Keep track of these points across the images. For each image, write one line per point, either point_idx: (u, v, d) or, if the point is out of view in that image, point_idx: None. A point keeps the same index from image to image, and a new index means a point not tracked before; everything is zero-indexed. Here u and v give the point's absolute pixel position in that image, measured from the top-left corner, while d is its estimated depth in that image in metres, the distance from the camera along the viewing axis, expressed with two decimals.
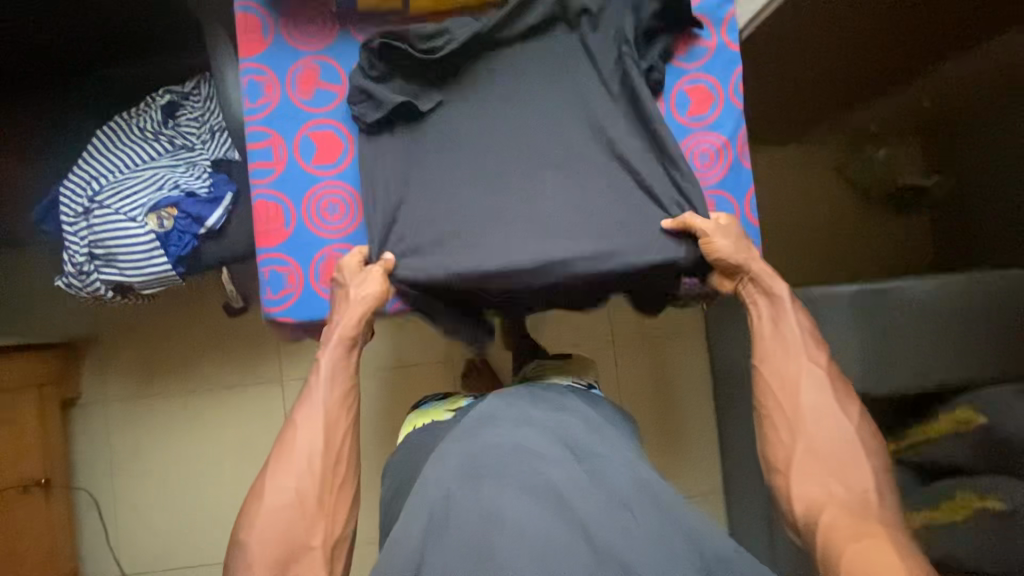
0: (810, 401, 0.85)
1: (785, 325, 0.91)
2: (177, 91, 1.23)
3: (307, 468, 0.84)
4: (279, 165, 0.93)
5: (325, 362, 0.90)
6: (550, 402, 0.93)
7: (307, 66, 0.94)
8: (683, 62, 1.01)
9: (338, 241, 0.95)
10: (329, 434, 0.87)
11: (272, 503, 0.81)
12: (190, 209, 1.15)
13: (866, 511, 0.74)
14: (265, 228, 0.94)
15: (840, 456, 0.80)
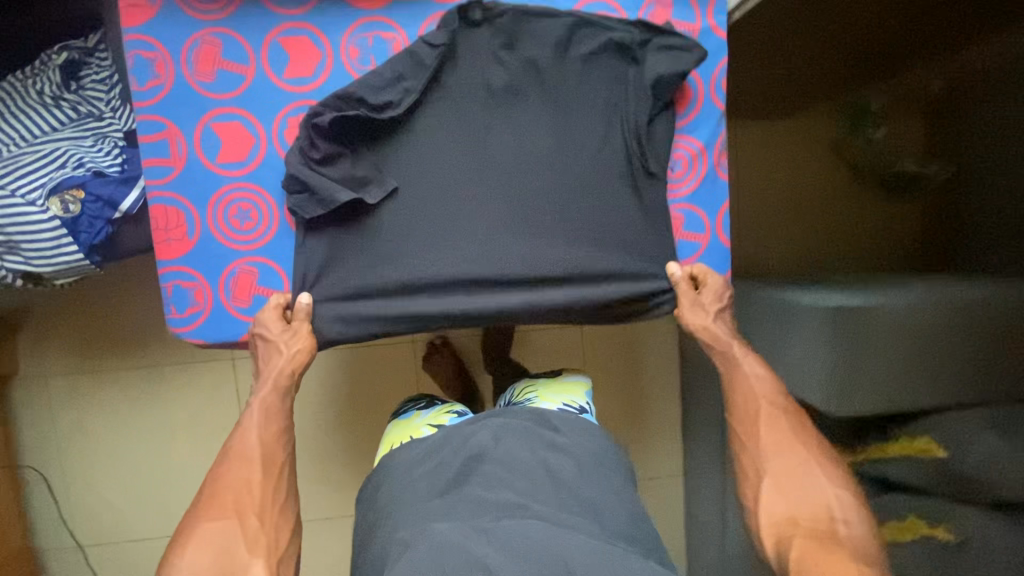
0: (768, 433, 0.87)
1: (741, 373, 0.94)
2: (78, 48, 1.07)
3: (246, 491, 0.84)
4: (178, 164, 0.76)
5: (258, 403, 0.92)
6: (538, 441, 0.91)
7: (205, 41, 0.75)
8: (683, 110, 0.83)
9: (252, 254, 0.79)
10: (267, 462, 0.87)
11: (212, 524, 0.79)
12: (100, 191, 1.02)
13: (832, 540, 0.73)
14: (164, 237, 0.78)
15: (805, 489, 0.80)
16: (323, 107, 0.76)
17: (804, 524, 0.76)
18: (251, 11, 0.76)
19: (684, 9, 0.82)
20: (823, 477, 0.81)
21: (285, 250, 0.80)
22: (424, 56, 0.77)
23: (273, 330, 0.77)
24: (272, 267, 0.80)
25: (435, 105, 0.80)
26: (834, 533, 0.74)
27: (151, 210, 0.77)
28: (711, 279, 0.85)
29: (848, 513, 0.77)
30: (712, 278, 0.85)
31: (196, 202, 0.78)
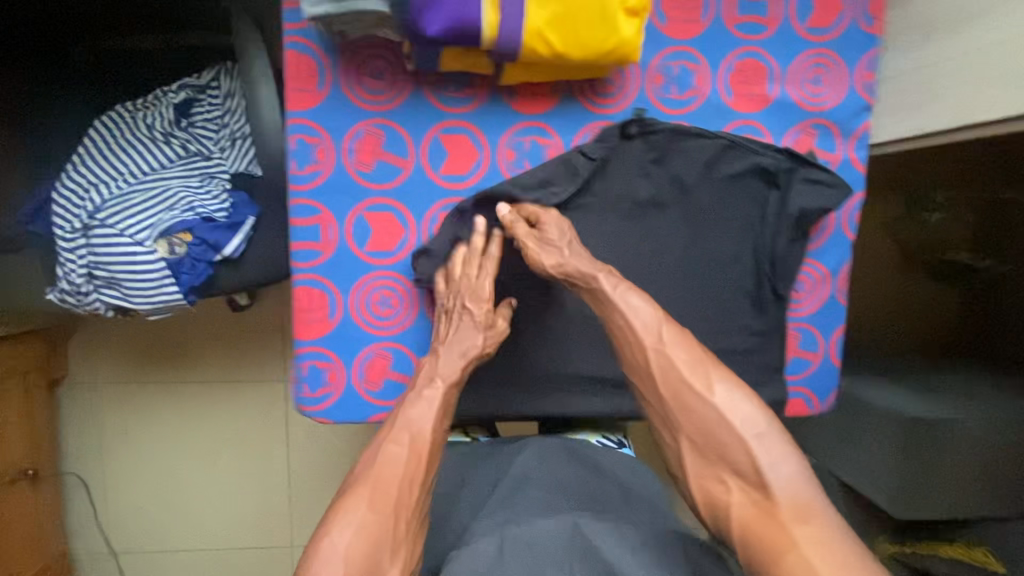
0: (663, 377, 0.68)
1: (619, 318, 0.72)
2: (193, 85, 1.05)
3: (403, 486, 0.64)
4: (328, 249, 0.77)
5: (440, 394, 0.71)
6: (582, 464, 0.78)
7: (369, 131, 0.75)
8: (814, 240, 0.85)
9: (389, 340, 0.81)
10: (434, 464, 0.67)
11: (363, 519, 0.60)
12: (206, 236, 0.99)
13: (771, 503, 0.60)
14: (305, 317, 0.79)
15: (720, 435, 0.64)
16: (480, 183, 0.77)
17: (734, 489, 0.63)
18: (415, 106, 0.76)
19: (828, 138, 0.83)
20: (741, 423, 0.64)
21: (421, 338, 0.81)
22: (579, 167, 0.79)
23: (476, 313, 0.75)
24: (406, 354, 0.82)
25: (576, 212, 0.81)
26: (768, 489, 0.61)
27: (296, 291, 0.78)
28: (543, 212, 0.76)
29: (773, 456, 0.62)
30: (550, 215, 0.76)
31: (341, 285, 0.79)
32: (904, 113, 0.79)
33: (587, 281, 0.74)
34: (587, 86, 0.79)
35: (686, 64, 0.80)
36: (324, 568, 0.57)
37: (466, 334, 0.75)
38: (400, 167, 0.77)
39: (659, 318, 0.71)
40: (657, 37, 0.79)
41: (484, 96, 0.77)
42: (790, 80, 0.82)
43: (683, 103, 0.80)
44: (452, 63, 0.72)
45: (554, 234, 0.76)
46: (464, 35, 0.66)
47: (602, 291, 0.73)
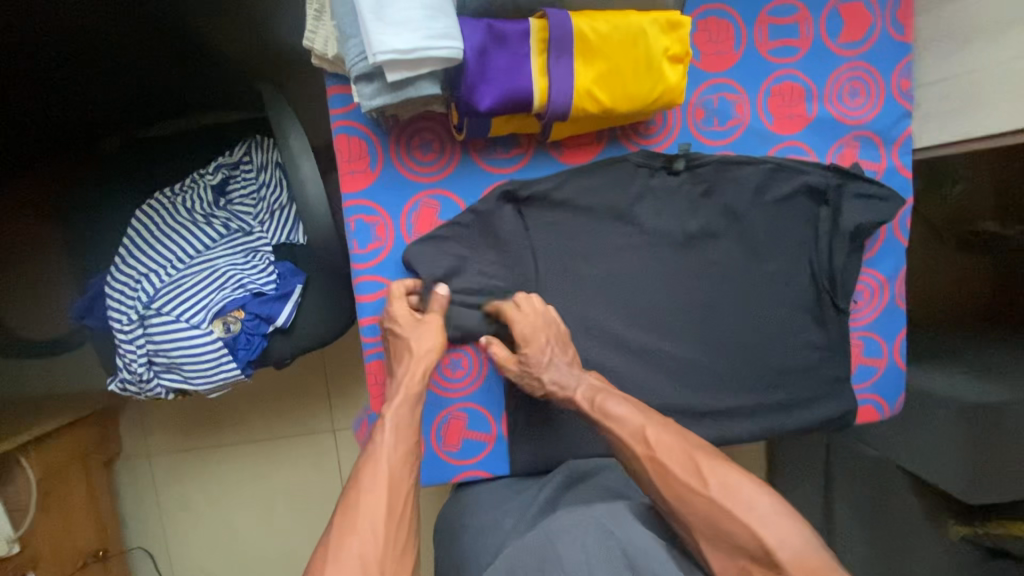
0: (664, 484, 0.65)
1: (609, 424, 0.72)
2: (227, 163, 1.04)
3: (370, 532, 0.61)
4: None
5: (390, 419, 0.71)
6: (603, 492, 0.75)
7: (424, 202, 0.76)
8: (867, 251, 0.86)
9: (462, 402, 0.81)
10: (399, 493, 0.66)
11: (336, 574, 0.58)
12: (259, 310, 0.97)
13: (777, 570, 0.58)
14: (379, 390, 0.80)
15: (725, 525, 0.61)
16: (522, 197, 0.77)
17: (751, 567, 0.60)
18: (468, 170, 0.77)
19: (871, 149, 0.84)
20: (744, 500, 0.62)
21: (494, 397, 0.82)
22: (624, 211, 0.80)
23: (404, 323, 0.74)
24: (481, 412, 0.82)
25: (632, 253, 0.82)
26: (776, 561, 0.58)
27: (368, 365, 0.79)
28: (523, 334, 0.74)
29: (777, 528, 0.59)
30: (519, 332, 0.74)
31: None
32: (946, 118, 0.80)
33: (572, 396, 0.76)
34: (630, 128, 0.80)
35: (725, 95, 0.81)
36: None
37: (403, 354, 0.73)
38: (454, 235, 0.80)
39: (644, 424, 0.70)
40: (694, 72, 0.80)
41: (531, 152, 0.78)
42: (827, 96, 0.83)
43: (726, 133, 0.81)
44: (502, 127, 0.73)
45: (534, 358, 0.75)
46: (517, 104, 0.67)
47: (587, 410, 0.74)
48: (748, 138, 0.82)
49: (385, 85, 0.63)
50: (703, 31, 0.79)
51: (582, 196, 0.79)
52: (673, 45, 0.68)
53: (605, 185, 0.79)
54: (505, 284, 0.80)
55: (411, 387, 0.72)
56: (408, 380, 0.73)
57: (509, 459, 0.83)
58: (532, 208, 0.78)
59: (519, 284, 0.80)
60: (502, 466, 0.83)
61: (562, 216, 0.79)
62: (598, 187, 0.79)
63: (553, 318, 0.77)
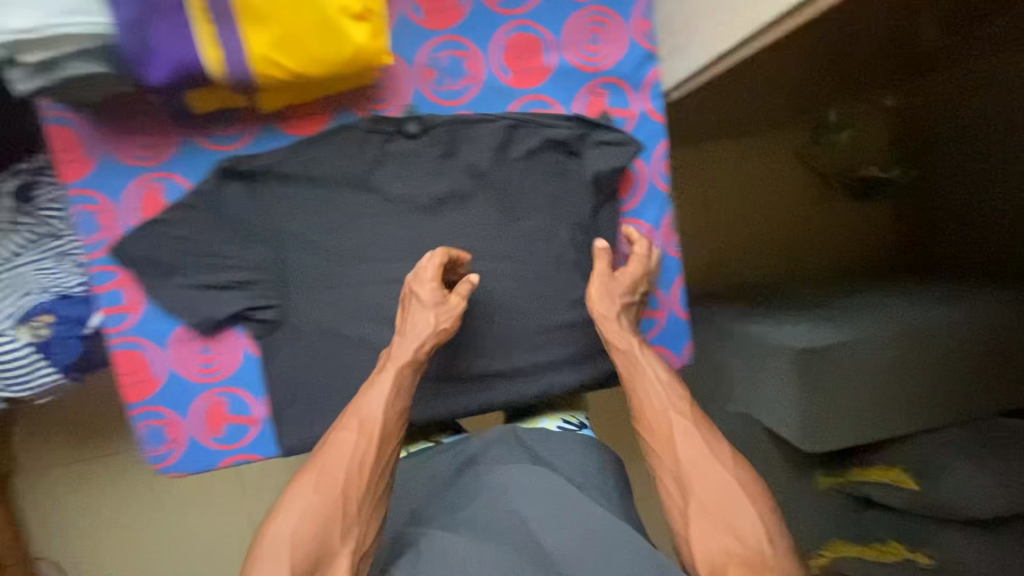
0: (686, 445, 0.67)
1: (641, 381, 0.73)
2: (28, 168, 0.87)
3: (354, 468, 0.66)
4: (135, 309, 0.77)
5: (391, 373, 0.72)
6: (521, 453, 0.74)
7: (146, 186, 0.76)
8: (627, 202, 0.85)
9: (219, 386, 0.81)
10: (386, 445, 0.68)
11: (314, 503, 0.63)
12: (71, 314, 0.83)
13: (766, 568, 0.59)
14: (130, 380, 0.79)
15: (733, 505, 0.62)
16: (246, 173, 0.77)
17: (732, 546, 0.60)
18: (189, 151, 0.76)
19: (620, 95, 0.82)
20: (749, 492, 0.63)
21: (254, 380, 0.81)
22: (360, 179, 0.79)
23: (427, 299, 0.75)
24: (241, 396, 0.82)
25: (380, 220, 0.81)
26: (765, 555, 0.59)
27: (115, 356, 0.78)
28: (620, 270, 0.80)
29: (774, 529, 0.61)
30: (603, 266, 0.80)
31: (157, 342, 0.79)
32: (680, 55, 0.79)
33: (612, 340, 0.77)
34: (359, 95, 0.79)
35: (453, 52, 0.79)
36: (271, 554, 0.60)
37: (417, 315, 0.75)
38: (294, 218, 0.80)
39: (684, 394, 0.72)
40: (418, 31, 0.78)
41: (255, 127, 0.77)
42: (566, 45, 0.80)
43: (459, 91, 0.80)
44: (204, 102, 0.72)
45: (615, 291, 0.79)
46: (196, 77, 0.67)
47: (619, 350, 0.76)
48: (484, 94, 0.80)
49: (38, 69, 0.63)
50: None
51: (311, 168, 0.78)
52: (348, 1, 0.67)
53: (334, 154, 0.78)
54: (244, 263, 0.78)
55: (410, 352, 0.73)
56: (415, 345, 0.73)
57: (276, 439, 0.83)
58: (261, 183, 0.77)
59: (262, 261, 0.79)
60: (272, 446, 0.83)
61: (296, 189, 0.78)
62: (328, 156, 0.78)
63: (639, 277, 0.80)
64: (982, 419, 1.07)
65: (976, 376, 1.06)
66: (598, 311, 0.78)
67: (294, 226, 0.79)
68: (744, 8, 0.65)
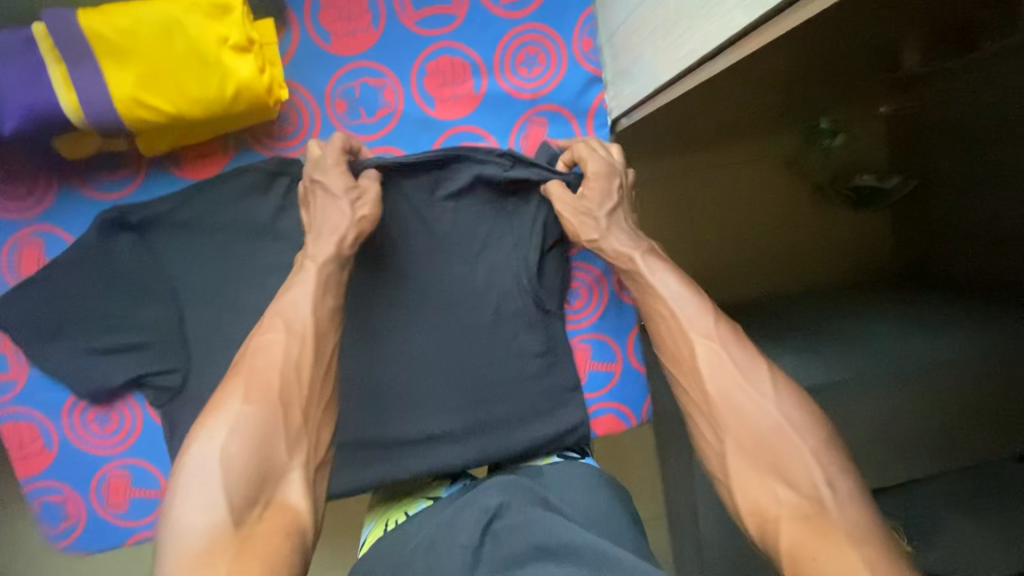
0: (713, 375, 0.57)
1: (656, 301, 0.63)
2: None
3: (292, 373, 0.54)
4: (20, 376, 0.70)
5: (317, 262, 0.60)
6: (532, 499, 0.63)
7: (25, 241, 0.68)
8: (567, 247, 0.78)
9: (119, 458, 0.72)
10: (324, 346, 0.57)
11: (245, 410, 0.50)
12: None
13: (825, 519, 0.47)
14: (20, 454, 0.72)
15: (776, 443, 0.52)
16: (135, 222, 0.68)
17: (783, 497, 0.50)
18: (70, 199, 0.67)
19: (562, 123, 0.73)
20: (795, 427, 0.52)
21: (157, 450, 0.73)
22: (266, 226, 0.70)
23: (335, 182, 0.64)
24: (145, 467, 0.73)
25: (290, 270, 0.71)
26: (825, 504, 0.48)
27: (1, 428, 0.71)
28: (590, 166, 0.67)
29: (833, 471, 0.50)
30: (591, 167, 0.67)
31: (48, 412, 0.71)
32: (622, 81, 0.69)
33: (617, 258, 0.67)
34: (263, 131, 0.70)
35: (367, 80, 0.69)
36: (196, 482, 0.46)
37: (332, 208, 0.63)
38: (241, 254, 0.70)
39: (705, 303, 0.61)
40: (326, 57, 0.69)
41: (144, 171, 0.68)
42: (498, 69, 0.71)
43: (376, 124, 0.70)
44: (77, 149, 0.63)
45: (596, 200, 0.68)
46: (54, 123, 0.58)
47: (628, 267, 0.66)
48: (405, 128, 0.71)
49: None
50: (331, 8, 0.68)
51: (210, 214, 0.69)
52: (231, 32, 0.58)
53: (235, 199, 0.69)
54: (137, 322, 0.69)
55: (345, 244, 0.62)
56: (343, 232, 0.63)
57: None
58: (152, 234, 0.68)
59: (157, 319, 0.70)
60: None
61: (193, 239, 0.69)
62: (227, 200, 0.69)
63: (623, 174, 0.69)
64: (990, 463, 0.96)
65: (986, 419, 0.94)
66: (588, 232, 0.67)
67: (192, 279, 0.70)
68: (677, 34, 0.55)
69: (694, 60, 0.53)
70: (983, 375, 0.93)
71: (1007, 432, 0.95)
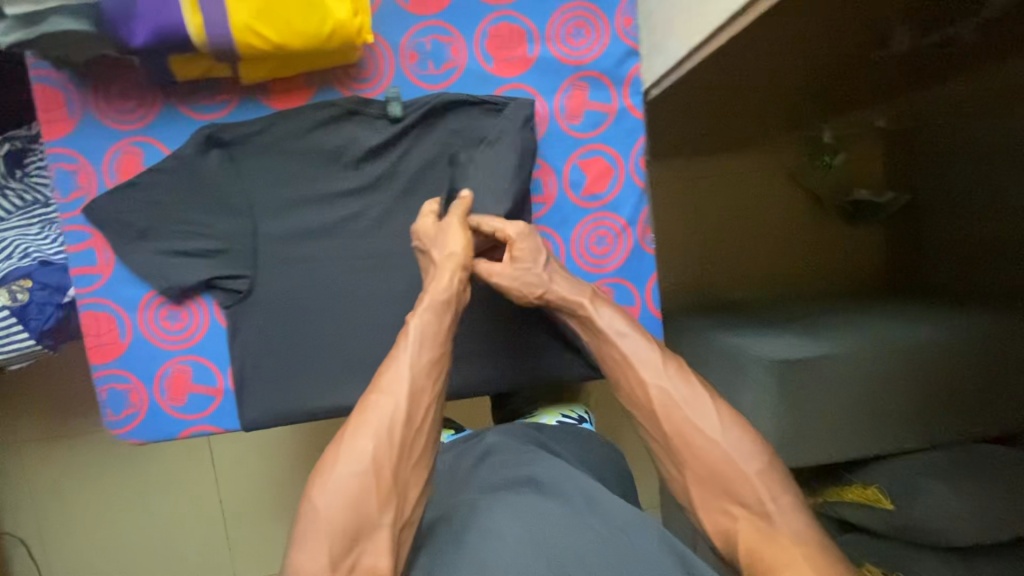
0: (666, 414, 0.65)
1: (613, 351, 0.71)
2: (21, 138, 0.98)
3: (386, 434, 0.60)
4: (106, 270, 0.78)
5: (415, 324, 0.67)
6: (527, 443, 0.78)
7: (126, 150, 0.77)
8: (586, 202, 0.84)
9: (183, 353, 0.80)
10: (420, 400, 0.63)
11: (344, 475, 0.57)
12: (48, 279, 0.89)
13: (769, 528, 0.57)
14: (94, 342, 0.79)
15: (725, 470, 0.61)
16: (226, 141, 0.77)
17: (737, 513, 0.59)
18: (171, 116, 0.77)
19: (601, 89, 0.83)
20: (739, 456, 0.61)
21: (218, 349, 0.81)
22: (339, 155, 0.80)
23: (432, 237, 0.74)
24: (206, 365, 0.81)
25: (356, 197, 0.81)
26: (768, 516, 0.58)
27: (82, 317, 0.78)
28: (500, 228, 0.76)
29: (775, 488, 0.60)
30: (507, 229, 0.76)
31: (126, 305, 0.79)
32: (657, 52, 0.79)
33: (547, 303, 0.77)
34: (343, 73, 0.80)
35: (437, 38, 0.80)
36: (312, 535, 0.55)
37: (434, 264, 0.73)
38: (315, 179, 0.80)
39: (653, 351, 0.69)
40: (403, 15, 0.80)
41: (238, 97, 0.78)
42: (549, 37, 0.82)
43: (441, 76, 0.81)
44: (188, 68, 0.73)
45: (526, 255, 0.76)
46: (177, 42, 0.68)
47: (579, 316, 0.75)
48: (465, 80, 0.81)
49: (19, 21, 0.64)
50: None
51: (291, 141, 0.79)
52: None
53: (314, 127, 0.79)
54: (216, 232, 0.78)
55: (440, 294, 0.70)
56: (443, 280, 0.71)
57: (236, 413, 0.81)
58: (238, 151, 0.78)
59: (234, 230, 0.79)
60: (232, 421, 0.82)
61: (274, 160, 0.79)
62: (307, 129, 0.79)
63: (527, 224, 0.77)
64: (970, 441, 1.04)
65: (968, 399, 1.02)
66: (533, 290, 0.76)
67: (269, 197, 0.79)
68: None
69: (728, 16, 0.62)
70: (970, 359, 1.01)
71: (985, 415, 1.03)
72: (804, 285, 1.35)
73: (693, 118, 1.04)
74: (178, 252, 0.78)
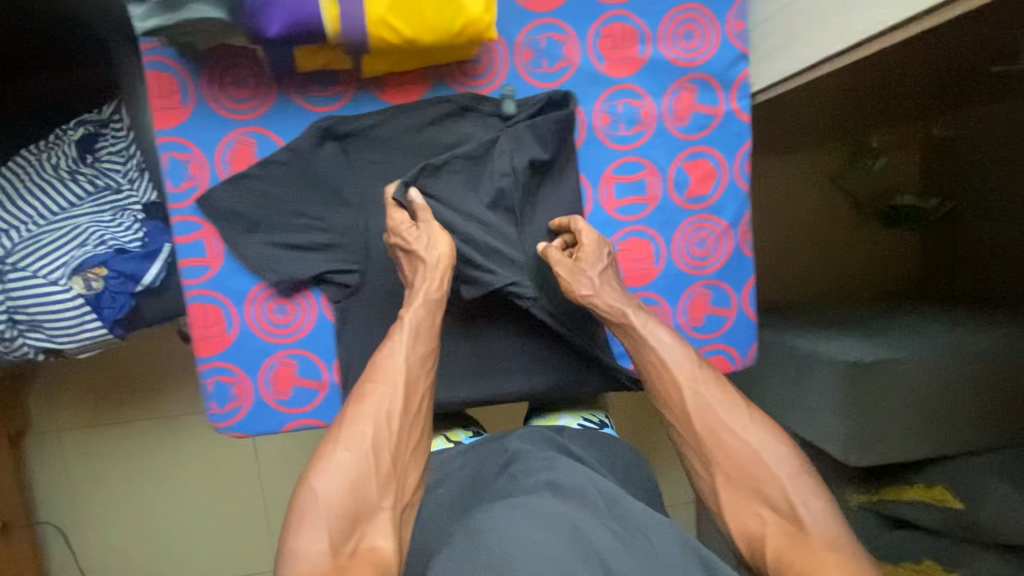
0: (700, 417, 0.66)
1: (647, 353, 0.71)
2: (93, 121, 0.92)
3: (385, 421, 0.62)
4: (216, 262, 0.77)
5: (408, 320, 0.69)
6: (555, 447, 0.73)
7: (239, 139, 0.76)
8: (688, 203, 0.85)
9: (290, 346, 0.80)
10: (413, 391, 0.66)
11: (348, 459, 0.59)
12: (122, 267, 0.84)
13: (802, 532, 0.58)
14: (202, 334, 0.78)
15: (756, 471, 0.62)
16: (342, 134, 0.77)
17: (766, 516, 0.60)
18: (287, 106, 0.76)
19: (708, 92, 0.84)
20: (770, 458, 0.62)
21: (324, 343, 0.80)
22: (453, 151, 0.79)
23: (415, 238, 0.73)
24: (313, 359, 0.80)
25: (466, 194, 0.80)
26: (802, 521, 0.58)
27: (189, 308, 0.77)
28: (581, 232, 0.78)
29: (807, 492, 0.60)
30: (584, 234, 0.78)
31: (234, 297, 0.78)
32: (772, 58, 0.80)
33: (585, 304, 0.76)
34: (458, 69, 0.79)
35: (553, 36, 0.80)
36: (313, 516, 0.56)
37: (416, 263, 0.72)
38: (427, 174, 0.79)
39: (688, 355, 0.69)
40: (520, 12, 0.79)
41: (353, 89, 0.77)
42: (661, 38, 0.82)
43: (554, 74, 0.81)
44: (310, 62, 0.73)
45: (587, 260, 0.76)
46: (311, 32, 0.67)
47: (613, 317, 0.74)
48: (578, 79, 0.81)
49: (158, 6, 0.63)
50: None
51: (405, 135, 0.78)
52: None
53: (430, 122, 0.78)
54: (328, 225, 0.78)
55: (432, 292, 0.71)
56: (434, 279, 0.72)
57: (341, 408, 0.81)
58: (354, 145, 0.77)
59: (346, 224, 0.78)
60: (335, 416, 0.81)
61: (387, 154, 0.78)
62: (422, 124, 0.78)
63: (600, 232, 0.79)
64: None
65: None
66: (580, 289, 0.75)
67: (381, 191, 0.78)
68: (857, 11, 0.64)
69: (877, 31, 0.62)
70: None
71: None
72: (849, 290, 1.35)
73: (776, 122, 1.04)
74: (290, 245, 0.78)
